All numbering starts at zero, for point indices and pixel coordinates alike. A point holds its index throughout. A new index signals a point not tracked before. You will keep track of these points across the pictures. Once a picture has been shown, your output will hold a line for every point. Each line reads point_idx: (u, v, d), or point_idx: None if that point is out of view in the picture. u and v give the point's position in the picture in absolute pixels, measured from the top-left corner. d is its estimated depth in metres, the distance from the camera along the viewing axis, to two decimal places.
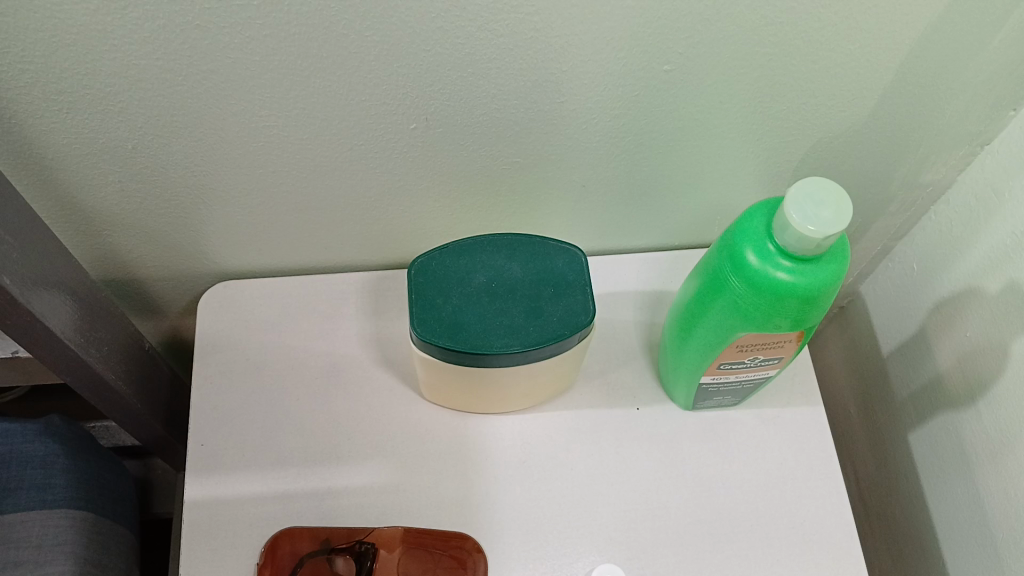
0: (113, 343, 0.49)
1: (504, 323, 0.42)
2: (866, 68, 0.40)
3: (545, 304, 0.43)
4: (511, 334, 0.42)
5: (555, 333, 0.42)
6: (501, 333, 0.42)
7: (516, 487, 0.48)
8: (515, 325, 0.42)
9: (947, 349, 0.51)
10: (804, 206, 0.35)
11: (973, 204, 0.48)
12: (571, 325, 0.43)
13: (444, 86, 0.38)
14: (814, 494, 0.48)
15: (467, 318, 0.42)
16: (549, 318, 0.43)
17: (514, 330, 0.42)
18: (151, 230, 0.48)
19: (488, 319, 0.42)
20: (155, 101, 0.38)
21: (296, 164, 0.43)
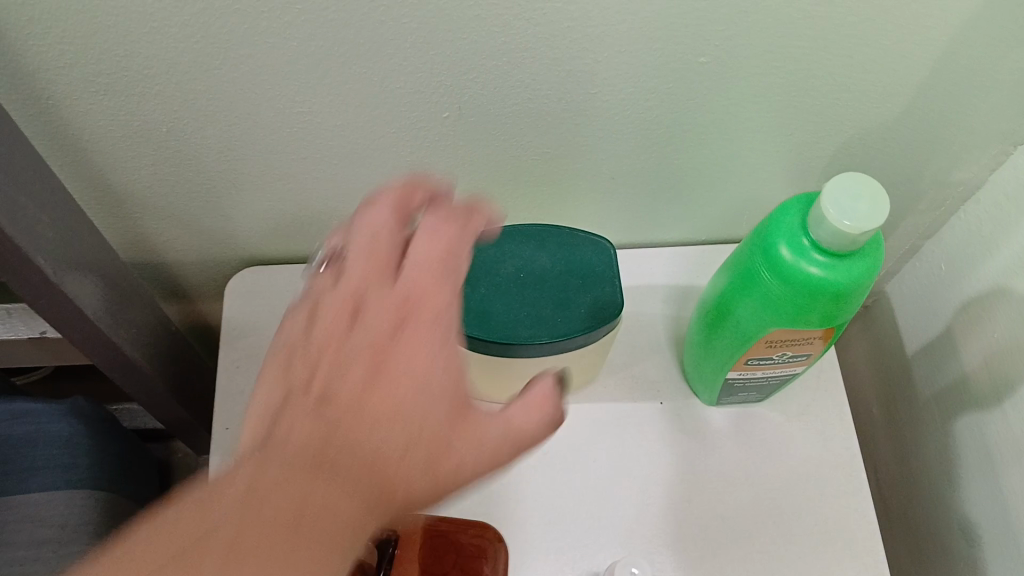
0: (142, 326, 0.49)
1: (532, 314, 0.43)
2: (903, 64, 0.40)
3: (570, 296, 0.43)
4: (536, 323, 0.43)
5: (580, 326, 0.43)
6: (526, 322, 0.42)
7: (539, 478, 0.48)
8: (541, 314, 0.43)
9: (974, 349, 0.51)
10: (841, 199, 0.34)
11: (1005, 203, 0.48)
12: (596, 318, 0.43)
13: (477, 74, 0.38)
14: (837, 491, 0.48)
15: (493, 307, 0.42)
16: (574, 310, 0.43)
17: (541, 320, 0.43)
18: (181, 214, 0.48)
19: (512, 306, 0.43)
20: (191, 85, 0.38)
21: (329, 150, 0.43)
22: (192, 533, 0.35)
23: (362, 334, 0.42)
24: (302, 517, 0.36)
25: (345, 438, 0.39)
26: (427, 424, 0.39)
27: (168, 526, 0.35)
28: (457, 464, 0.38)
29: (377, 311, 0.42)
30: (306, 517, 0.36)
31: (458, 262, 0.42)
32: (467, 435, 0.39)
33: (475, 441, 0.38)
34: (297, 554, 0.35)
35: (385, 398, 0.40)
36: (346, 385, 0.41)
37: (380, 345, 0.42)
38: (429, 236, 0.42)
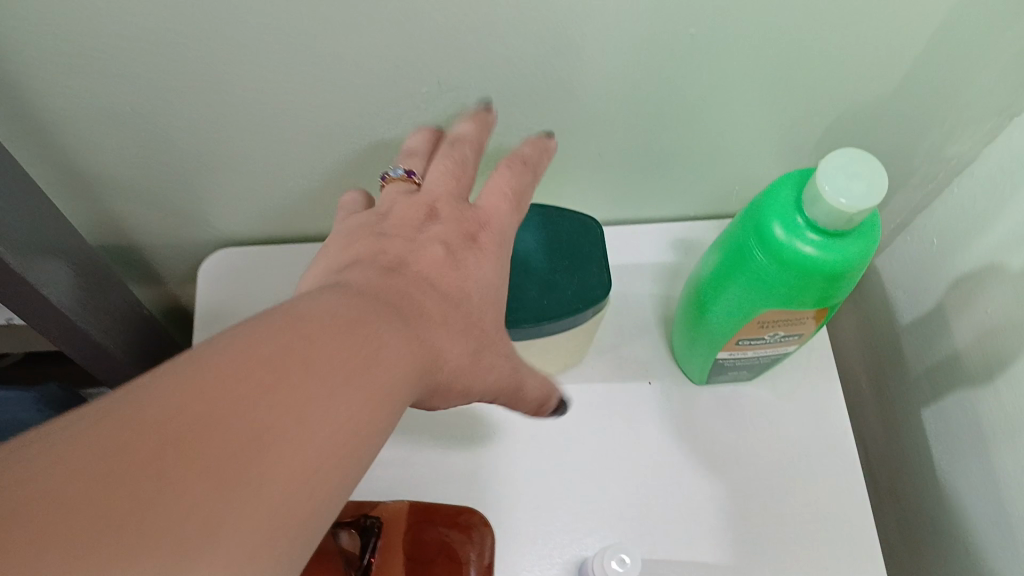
0: (112, 312, 0.48)
1: (517, 297, 0.41)
2: (899, 36, 0.38)
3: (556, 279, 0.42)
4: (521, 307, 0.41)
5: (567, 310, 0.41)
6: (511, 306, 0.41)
7: (525, 462, 0.47)
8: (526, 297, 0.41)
9: (965, 326, 0.50)
10: (836, 178, 0.33)
11: (1000, 178, 0.47)
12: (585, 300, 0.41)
13: (456, 49, 0.37)
14: (828, 471, 0.47)
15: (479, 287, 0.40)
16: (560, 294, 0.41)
17: (528, 304, 0.41)
18: (152, 196, 0.46)
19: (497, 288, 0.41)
20: (156, 63, 0.36)
21: (304, 128, 0.41)
22: (238, 370, 0.22)
23: (438, 229, 0.35)
24: (360, 357, 0.25)
25: (426, 299, 0.31)
26: (479, 321, 0.33)
27: (185, 365, 0.22)
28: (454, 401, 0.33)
29: (454, 212, 0.36)
30: (365, 362, 0.25)
31: (517, 210, 0.38)
32: (495, 345, 0.34)
33: (493, 365, 0.33)
34: (326, 417, 0.23)
35: (456, 267, 0.34)
36: (411, 252, 0.33)
37: (453, 241, 0.35)
38: (498, 182, 0.38)
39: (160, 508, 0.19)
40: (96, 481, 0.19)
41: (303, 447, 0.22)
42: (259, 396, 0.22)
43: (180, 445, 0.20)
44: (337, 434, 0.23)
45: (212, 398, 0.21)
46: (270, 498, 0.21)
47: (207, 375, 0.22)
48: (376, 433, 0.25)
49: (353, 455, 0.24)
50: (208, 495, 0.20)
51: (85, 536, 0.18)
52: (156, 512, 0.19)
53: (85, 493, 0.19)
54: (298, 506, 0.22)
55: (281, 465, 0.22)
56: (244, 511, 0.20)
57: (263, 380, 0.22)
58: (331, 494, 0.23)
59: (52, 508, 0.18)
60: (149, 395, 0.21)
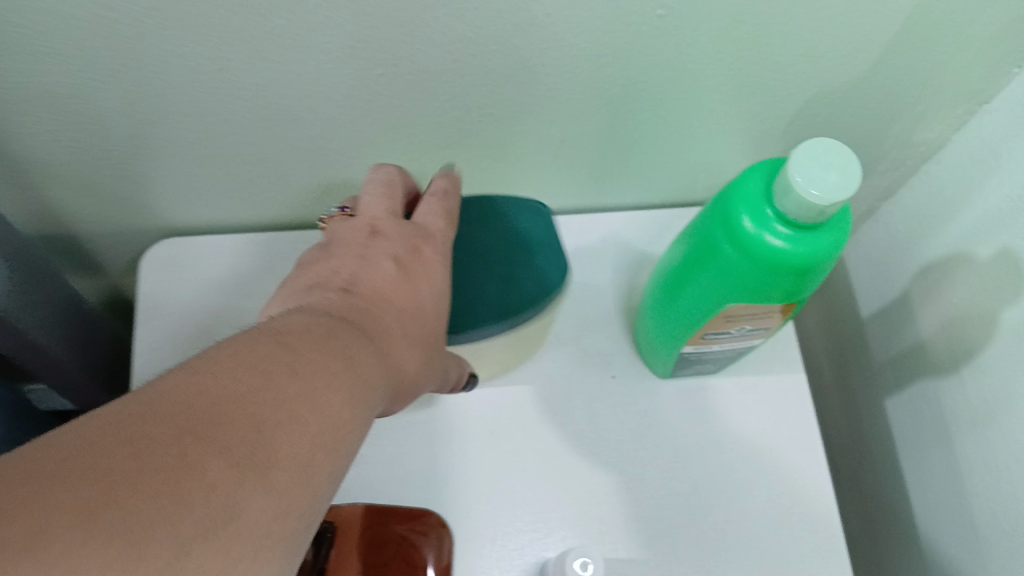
0: (48, 306, 0.45)
1: (476, 294, 0.39)
2: (872, 19, 0.37)
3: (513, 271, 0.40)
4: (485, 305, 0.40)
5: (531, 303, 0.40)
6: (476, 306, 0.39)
7: (485, 460, 0.46)
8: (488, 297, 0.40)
9: (930, 316, 0.50)
10: (809, 168, 0.32)
11: (968, 166, 0.46)
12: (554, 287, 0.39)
13: (413, 28, 0.34)
14: (793, 465, 0.46)
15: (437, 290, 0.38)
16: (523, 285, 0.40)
17: (488, 301, 0.39)
18: (89, 183, 0.44)
19: (458, 284, 0.39)
20: (87, 41, 0.33)
21: (251, 112, 0.39)
22: (224, 389, 0.24)
23: (385, 245, 0.36)
24: (329, 374, 0.27)
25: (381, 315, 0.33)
26: (424, 333, 0.35)
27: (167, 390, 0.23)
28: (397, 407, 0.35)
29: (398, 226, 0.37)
30: (334, 376, 0.27)
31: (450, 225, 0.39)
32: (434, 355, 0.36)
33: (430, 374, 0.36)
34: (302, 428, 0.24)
35: (409, 279, 0.35)
36: (361, 271, 0.35)
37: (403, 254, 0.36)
38: (430, 202, 0.38)
39: (175, 502, 0.20)
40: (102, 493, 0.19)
41: (288, 450, 0.24)
42: (247, 409, 0.23)
43: (183, 449, 0.21)
44: (315, 441, 0.25)
45: (203, 413, 0.22)
46: (262, 504, 0.22)
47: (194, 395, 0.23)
48: (345, 441, 0.26)
49: (330, 461, 0.25)
50: (217, 495, 0.21)
51: (109, 543, 0.18)
52: (173, 517, 0.20)
53: (107, 501, 0.19)
54: (291, 505, 0.23)
55: (274, 466, 0.23)
56: (246, 509, 0.21)
57: (245, 398, 0.24)
58: (313, 497, 0.24)
59: (73, 509, 0.18)
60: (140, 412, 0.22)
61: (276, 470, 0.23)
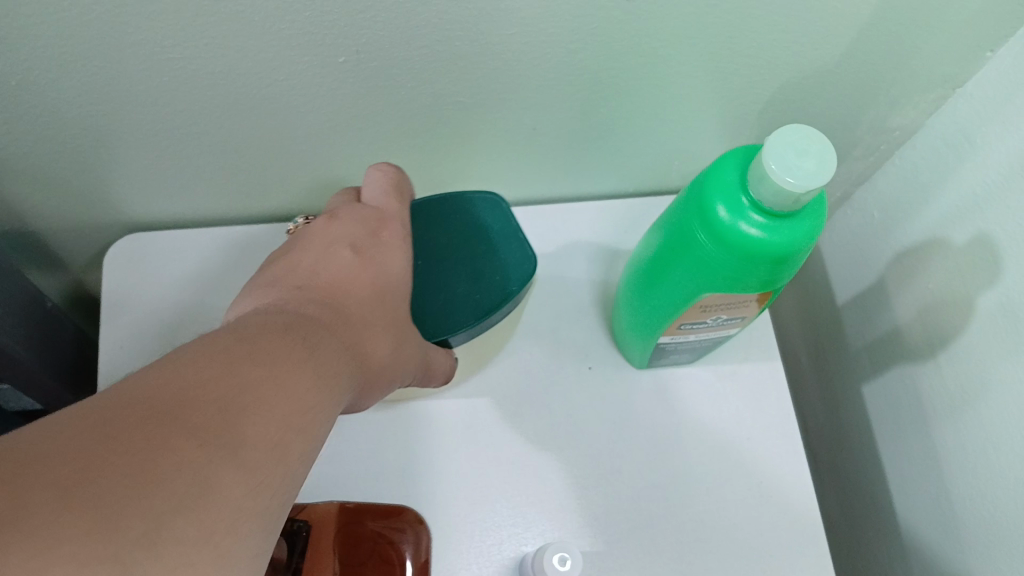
0: (7, 304, 0.44)
1: (454, 296, 0.42)
2: (845, 4, 0.37)
3: (478, 263, 0.43)
4: (462, 302, 0.42)
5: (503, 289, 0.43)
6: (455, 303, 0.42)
7: (461, 455, 0.45)
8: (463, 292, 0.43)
9: (907, 302, 0.50)
10: (785, 154, 0.31)
11: (942, 151, 0.46)
12: (521, 274, 0.42)
13: (377, 14, 0.34)
14: (771, 454, 0.46)
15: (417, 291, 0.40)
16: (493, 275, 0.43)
17: (465, 301, 0.42)
18: (46, 177, 0.42)
19: (434, 287, 0.43)
20: (37, 29, 0.32)
21: (212, 102, 0.38)
22: (194, 377, 0.24)
23: (341, 234, 0.38)
24: (292, 361, 0.28)
25: (344, 306, 0.34)
26: (388, 321, 0.36)
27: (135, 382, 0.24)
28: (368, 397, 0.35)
29: (353, 215, 0.39)
30: (297, 363, 0.28)
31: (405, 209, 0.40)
32: (403, 342, 0.37)
33: (400, 362, 0.36)
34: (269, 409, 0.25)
35: (365, 268, 0.36)
36: (321, 263, 0.36)
37: (360, 241, 0.38)
38: (375, 180, 0.40)
39: (139, 481, 0.20)
40: (71, 472, 0.20)
41: (255, 432, 0.24)
42: (218, 397, 0.24)
43: (152, 434, 0.22)
44: (283, 422, 0.25)
45: (174, 400, 0.23)
46: (233, 481, 0.22)
47: (165, 385, 0.24)
48: (312, 425, 0.27)
49: (298, 442, 0.26)
50: (185, 470, 0.21)
51: (78, 512, 0.19)
52: (139, 489, 0.20)
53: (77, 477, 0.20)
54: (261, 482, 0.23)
55: (244, 448, 0.23)
56: (219, 483, 0.22)
57: (214, 381, 0.24)
58: (284, 478, 0.25)
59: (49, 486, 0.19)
60: (113, 402, 0.22)
61: (245, 450, 0.23)
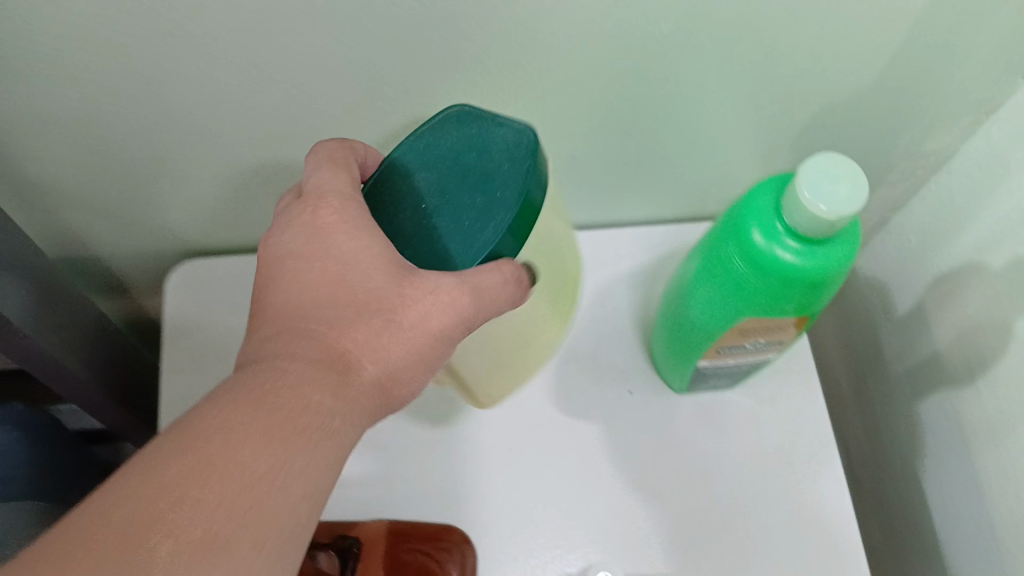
0: (73, 327, 0.46)
1: (473, 214, 0.33)
2: (874, 33, 0.38)
3: (477, 175, 0.34)
4: (484, 216, 0.33)
5: (521, 177, 0.33)
6: (480, 216, 0.33)
7: (505, 477, 0.46)
8: (480, 207, 0.33)
9: (945, 326, 0.50)
10: (817, 181, 0.32)
11: (977, 175, 0.46)
12: (515, 152, 0.33)
13: (423, 50, 0.35)
14: (813, 479, 0.46)
15: (422, 231, 0.34)
16: (499, 167, 0.33)
17: (485, 211, 0.33)
18: (111, 206, 0.45)
19: (451, 221, 0.33)
20: (108, 67, 0.34)
21: (268, 135, 0.40)
22: (169, 442, 0.26)
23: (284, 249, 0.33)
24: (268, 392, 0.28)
25: (303, 317, 0.31)
26: (369, 294, 0.31)
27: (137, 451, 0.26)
28: (412, 383, 0.32)
29: (287, 223, 0.33)
30: (273, 393, 0.28)
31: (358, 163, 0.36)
32: (412, 300, 0.31)
33: (420, 322, 0.31)
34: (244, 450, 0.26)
35: (319, 259, 0.32)
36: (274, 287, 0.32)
37: (301, 249, 0.32)
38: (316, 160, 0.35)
39: (104, 552, 0.23)
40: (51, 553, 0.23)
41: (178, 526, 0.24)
42: (183, 455, 0.25)
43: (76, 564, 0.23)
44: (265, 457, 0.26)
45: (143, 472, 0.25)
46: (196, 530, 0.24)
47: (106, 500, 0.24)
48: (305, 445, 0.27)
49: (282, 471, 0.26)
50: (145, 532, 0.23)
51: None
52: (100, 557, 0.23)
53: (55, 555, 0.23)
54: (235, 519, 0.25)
55: (213, 496, 0.25)
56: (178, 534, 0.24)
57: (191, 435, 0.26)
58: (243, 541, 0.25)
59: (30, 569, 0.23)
60: (57, 530, 0.24)
61: (161, 560, 0.23)
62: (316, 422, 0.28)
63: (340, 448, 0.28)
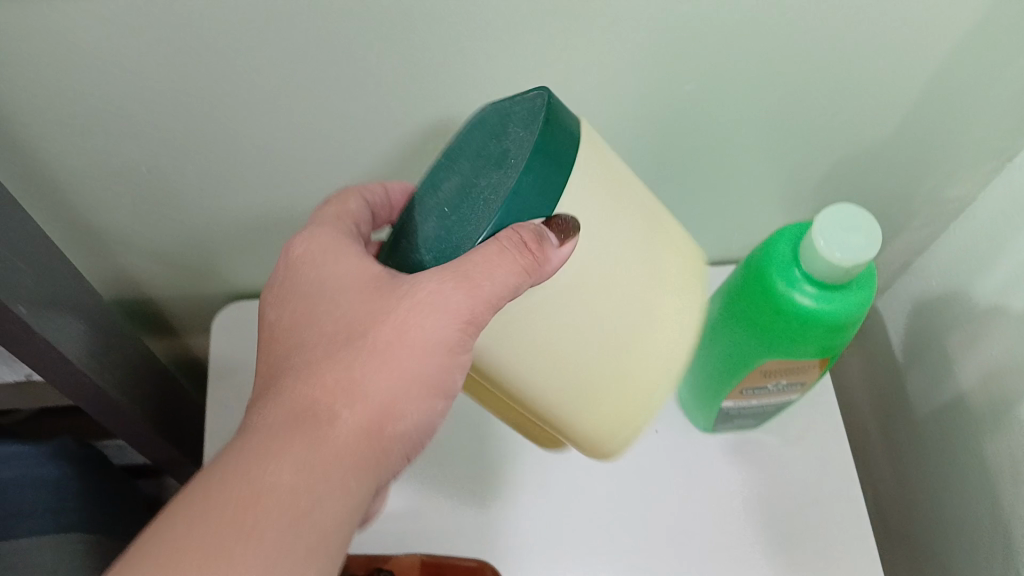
0: (125, 366, 0.49)
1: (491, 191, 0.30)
2: (890, 86, 0.40)
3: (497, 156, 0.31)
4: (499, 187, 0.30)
5: (533, 143, 0.30)
6: (493, 196, 0.30)
7: (536, 514, 0.47)
8: (496, 183, 0.30)
9: (970, 367, 0.51)
10: (833, 231, 0.34)
11: (997, 220, 0.48)
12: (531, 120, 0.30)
13: (462, 107, 0.38)
14: (840, 518, 0.47)
15: (444, 229, 0.31)
16: (511, 141, 0.31)
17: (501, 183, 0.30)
18: (165, 251, 0.48)
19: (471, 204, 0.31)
20: (170, 124, 0.37)
21: (314, 184, 0.43)
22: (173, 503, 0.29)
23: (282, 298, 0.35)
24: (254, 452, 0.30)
25: (291, 365, 0.33)
26: (347, 329, 0.32)
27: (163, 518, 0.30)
28: (410, 403, 0.32)
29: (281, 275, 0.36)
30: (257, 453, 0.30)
31: (359, 203, 0.38)
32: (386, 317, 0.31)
33: (399, 336, 0.31)
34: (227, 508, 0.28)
35: (306, 306, 0.34)
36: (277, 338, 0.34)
37: (294, 298, 0.35)
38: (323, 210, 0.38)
39: None
40: None
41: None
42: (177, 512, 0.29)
43: None
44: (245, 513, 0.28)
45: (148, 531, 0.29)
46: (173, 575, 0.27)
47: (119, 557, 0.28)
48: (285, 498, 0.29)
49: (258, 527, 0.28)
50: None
51: None
52: None
53: None
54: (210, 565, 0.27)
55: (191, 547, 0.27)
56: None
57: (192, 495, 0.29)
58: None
59: None
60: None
61: None
62: (293, 479, 0.29)
63: (325, 499, 0.29)
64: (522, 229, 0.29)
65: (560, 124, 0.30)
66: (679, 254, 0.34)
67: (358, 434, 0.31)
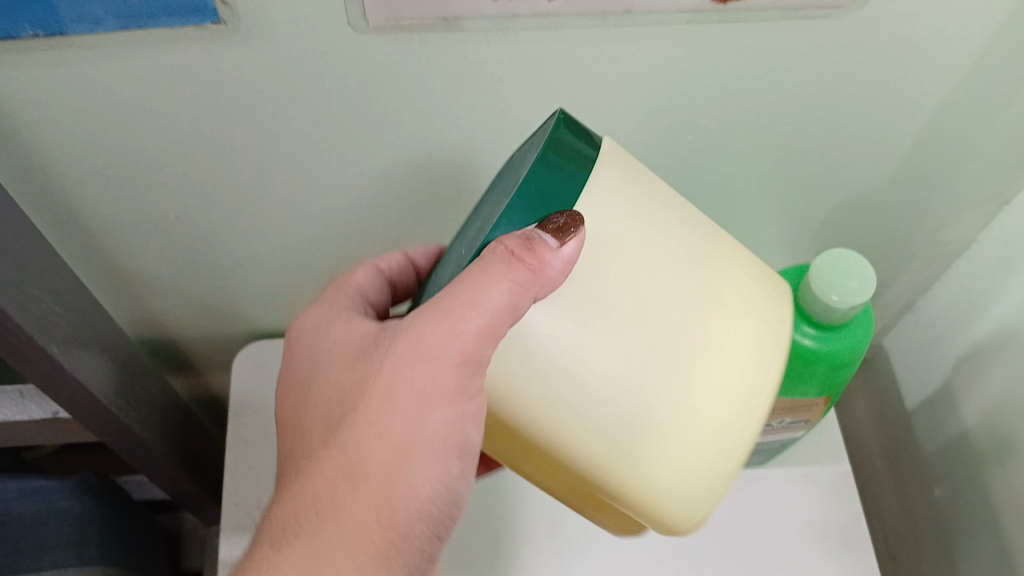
0: (149, 404, 0.50)
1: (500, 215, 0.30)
2: (885, 135, 0.41)
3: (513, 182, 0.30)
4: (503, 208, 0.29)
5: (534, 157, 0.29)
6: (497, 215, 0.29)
7: (547, 550, 0.48)
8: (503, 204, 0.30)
9: (972, 405, 0.52)
10: (830, 275, 0.35)
11: (994, 261, 0.49)
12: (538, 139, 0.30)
13: (475, 156, 0.40)
14: (846, 554, 0.48)
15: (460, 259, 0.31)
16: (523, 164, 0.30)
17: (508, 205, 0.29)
18: (189, 293, 0.49)
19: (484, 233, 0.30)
20: (198, 174, 0.39)
21: (334, 228, 0.45)
22: None
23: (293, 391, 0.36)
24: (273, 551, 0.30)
25: (295, 461, 0.33)
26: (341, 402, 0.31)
27: None
28: (416, 470, 0.30)
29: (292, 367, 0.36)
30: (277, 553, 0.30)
31: (370, 272, 0.40)
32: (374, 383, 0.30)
33: (390, 398, 0.30)
34: None
35: (310, 389, 0.34)
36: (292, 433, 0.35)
37: (299, 386, 0.35)
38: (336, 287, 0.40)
39: None
40: None
41: None
42: None
43: None
44: None
45: None
46: None
47: None
48: None
49: None
50: None
51: None
52: None
53: None
54: None
55: None
56: None
57: None
58: None
59: None
60: None
61: None
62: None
63: None
64: (507, 239, 0.28)
65: (569, 136, 0.29)
66: (744, 283, 0.30)
67: (366, 516, 0.30)
